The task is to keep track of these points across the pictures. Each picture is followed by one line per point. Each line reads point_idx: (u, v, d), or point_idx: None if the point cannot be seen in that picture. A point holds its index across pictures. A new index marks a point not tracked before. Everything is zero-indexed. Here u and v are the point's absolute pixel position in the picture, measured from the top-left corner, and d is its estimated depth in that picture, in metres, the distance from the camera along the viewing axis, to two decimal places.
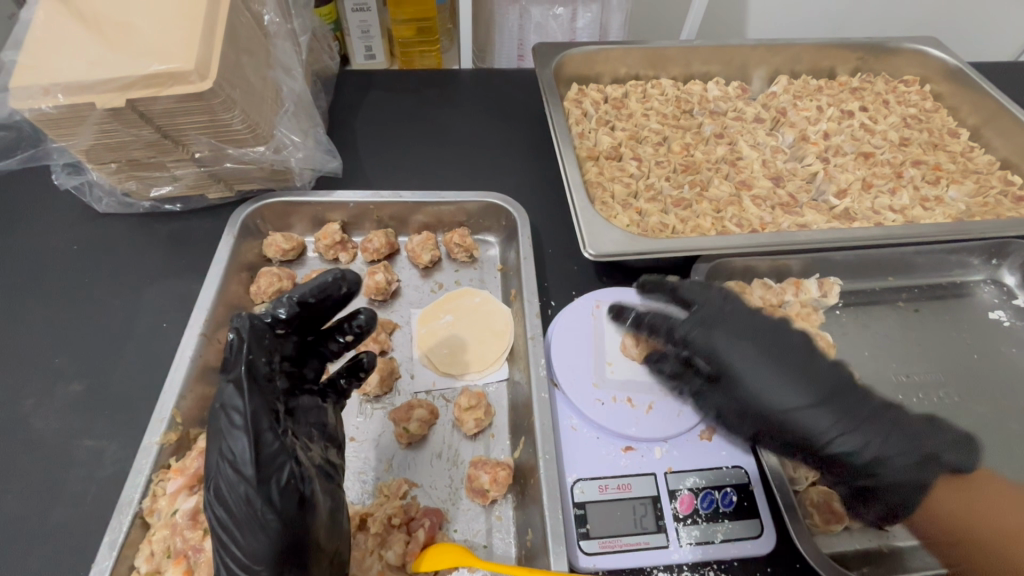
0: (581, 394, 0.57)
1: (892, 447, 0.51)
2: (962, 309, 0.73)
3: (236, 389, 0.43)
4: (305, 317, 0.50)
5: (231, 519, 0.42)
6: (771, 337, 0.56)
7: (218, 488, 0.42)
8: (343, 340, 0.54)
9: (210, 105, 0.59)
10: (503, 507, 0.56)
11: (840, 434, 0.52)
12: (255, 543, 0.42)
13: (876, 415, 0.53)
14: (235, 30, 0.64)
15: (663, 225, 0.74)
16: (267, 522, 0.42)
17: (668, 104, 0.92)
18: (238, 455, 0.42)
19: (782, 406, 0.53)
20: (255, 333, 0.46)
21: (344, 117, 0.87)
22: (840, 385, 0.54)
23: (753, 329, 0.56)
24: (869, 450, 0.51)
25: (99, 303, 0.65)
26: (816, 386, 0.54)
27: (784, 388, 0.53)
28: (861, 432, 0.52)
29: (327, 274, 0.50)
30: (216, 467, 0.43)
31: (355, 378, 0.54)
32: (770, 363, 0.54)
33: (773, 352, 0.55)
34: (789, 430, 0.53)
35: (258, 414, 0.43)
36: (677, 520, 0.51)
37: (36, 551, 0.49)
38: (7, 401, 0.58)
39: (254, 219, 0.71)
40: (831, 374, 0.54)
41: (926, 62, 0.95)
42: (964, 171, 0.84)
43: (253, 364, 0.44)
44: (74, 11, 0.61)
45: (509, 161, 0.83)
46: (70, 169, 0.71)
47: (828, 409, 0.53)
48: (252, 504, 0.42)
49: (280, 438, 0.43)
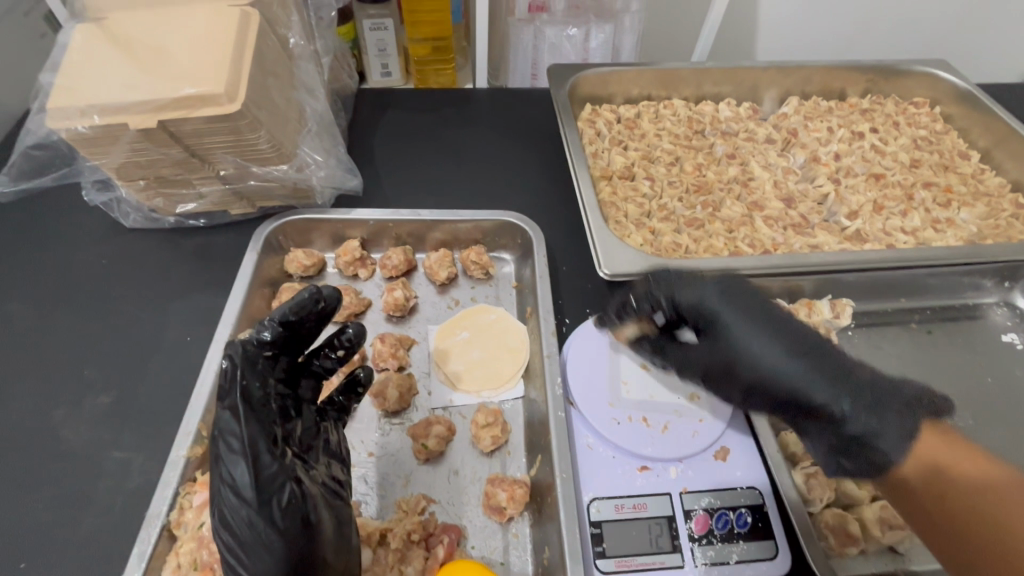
0: (597, 414, 0.58)
1: (887, 411, 0.49)
2: (974, 331, 0.73)
3: (232, 415, 0.45)
4: (293, 337, 0.51)
5: (236, 543, 0.43)
6: (751, 297, 0.56)
7: (222, 514, 0.44)
8: (335, 356, 0.55)
9: (237, 126, 0.61)
10: (520, 524, 0.57)
11: (829, 392, 0.51)
12: (260, 565, 0.43)
13: (861, 376, 0.52)
14: (262, 52, 0.65)
15: (677, 244, 0.75)
16: (271, 543, 0.44)
17: (680, 124, 0.93)
18: (239, 479, 0.44)
19: (764, 363, 0.53)
20: (247, 359, 0.48)
21: (363, 135, 0.89)
22: (812, 341, 0.54)
23: (729, 285, 0.57)
24: (864, 413, 0.49)
25: (126, 317, 0.67)
26: (797, 342, 0.54)
27: (765, 343, 0.54)
28: (848, 390, 0.50)
29: (305, 292, 0.50)
30: (218, 492, 0.44)
31: (353, 394, 0.57)
32: (749, 320, 0.55)
33: (753, 310, 0.55)
34: (771, 387, 0.54)
35: (254, 439, 0.45)
36: (693, 540, 0.52)
37: (67, 560, 0.51)
38: (39, 413, 0.59)
39: (276, 235, 0.73)
40: (808, 337, 0.54)
41: (936, 84, 0.96)
42: (975, 193, 0.85)
43: (246, 390, 0.46)
44: (109, 36, 0.63)
45: (523, 180, 0.85)
46: (99, 185, 0.73)
47: (810, 362, 0.53)
48: (255, 527, 0.43)
49: (278, 460, 0.45)
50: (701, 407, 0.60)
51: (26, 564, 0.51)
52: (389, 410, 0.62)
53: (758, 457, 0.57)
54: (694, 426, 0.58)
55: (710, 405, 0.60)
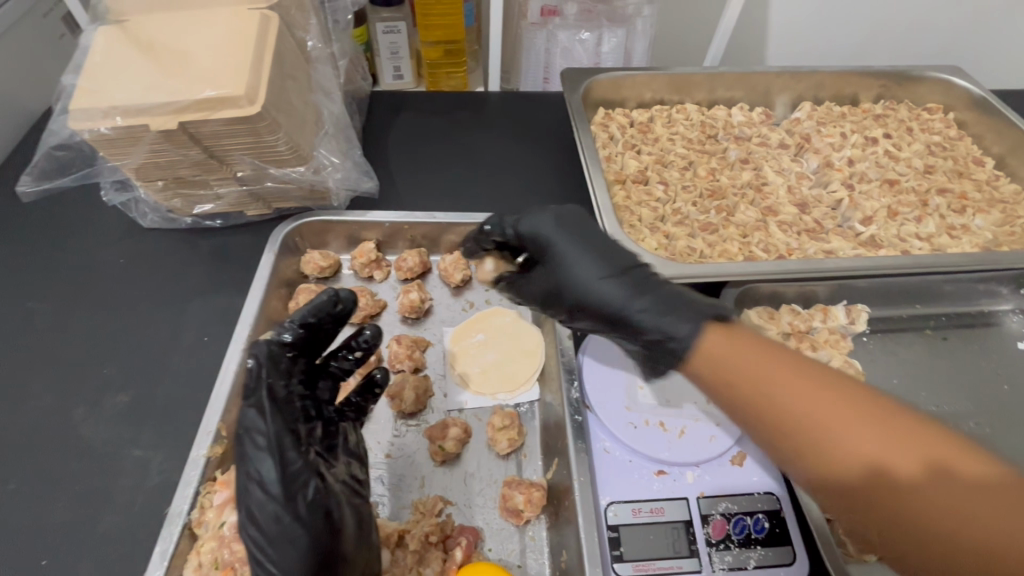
0: (613, 418, 0.58)
1: (689, 312, 0.49)
2: (990, 338, 0.73)
3: (258, 412, 0.47)
4: (313, 338, 0.52)
5: (263, 538, 0.44)
6: (575, 220, 0.56)
7: (249, 510, 0.45)
8: (353, 357, 0.55)
9: (256, 128, 0.61)
10: (536, 527, 0.57)
11: (637, 299, 0.51)
12: (286, 560, 0.44)
13: (663, 284, 0.52)
14: (281, 55, 0.66)
15: (691, 248, 0.75)
16: (297, 539, 0.45)
17: (693, 129, 0.93)
18: (266, 475, 0.45)
19: (584, 280, 0.53)
20: (272, 358, 0.49)
21: (377, 137, 0.89)
22: (634, 264, 0.54)
23: (570, 214, 0.57)
24: (673, 318, 0.49)
25: (144, 317, 0.67)
26: (617, 263, 0.54)
27: (588, 264, 0.53)
28: (654, 295, 0.50)
29: (325, 293, 0.52)
30: (244, 489, 0.45)
31: (369, 395, 0.55)
32: (578, 243, 0.54)
33: (576, 232, 0.55)
34: (595, 306, 0.53)
35: (280, 435, 0.46)
36: (710, 545, 0.52)
37: (88, 557, 0.52)
38: (59, 410, 0.60)
39: (293, 236, 0.73)
40: (626, 253, 0.55)
41: (950, 90, 0.96)
42: (990, 200, 0.85)
43: (272, 388, 0.48)
44: (129, 37, 0.64)
45: (537, 183, 0.85)
46: (118, 186, 0.74)
47: (626, 282, 0.52)
48: (282, 522, 0.45)
49: (302, 456, 0.47)
50: (718, 412, 0.60)
51: (47, 562, 0.51)
52: (406, 411, 0.62)
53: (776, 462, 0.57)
54: (711, 431, 0.58)
55: None
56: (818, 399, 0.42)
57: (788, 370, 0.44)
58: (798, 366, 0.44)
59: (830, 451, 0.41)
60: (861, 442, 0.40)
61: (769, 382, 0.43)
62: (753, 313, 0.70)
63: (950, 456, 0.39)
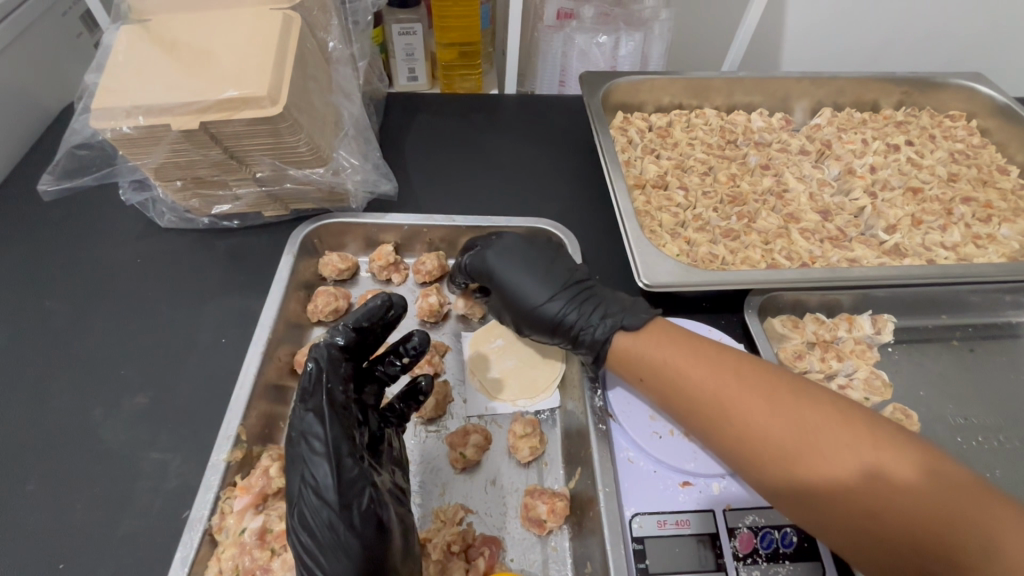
0: (637, 427, 0.58)
1: (607, 320, 0.59)
2: (1018, 350, 0.72)
3: (317, 416, 0.48)
4: (363, 344, 0.55)
5: (314, 544, 0.45)
6: (516, 249, 0.65)
7: (303, 515, 0.46)
8: (400, 362, 0.57)
9: (278, 129, 0.60)
10: (559, 537, 0.57)
11: (568, 312, 0.60)
12: (337, 567, 0.44)
13: (591, 295, 0.61)
14: (303, 56, 0.65)
15: (713, 255, 0.74)
16: (350, 547, 0.45)
17: (712, 134, 0.92)
18: (322, 480, 0.46)
19: (526, 300, 0.62)
20: (331, 361, 0.52)
21: (394, 139, 0.89)
22: (568, 280, 0.63)
23: (509, 242, 0.66)
24: (595, 326, 0.59)
25: (161, 318, 0.67)
26: (550, 281, 0.63)
27: (525, 284, 0.63)
28: (582, 308, 0.60)
29: (377, 300, 0.55)
30: (299, 493, 0.46)
31: (412, 402, 0.56)
32: (516, 267, 0.64)
33: (518, 259, 0.65)
34: (536, 320, 0.63)
35: (337, 441, 0.47)
36: (737, 560, 0.51)
37: (105, 562, 0.51)
38: (77, 411, 0.60)
39: (312, 238, 0.73)
40: (563, 269, 0.64)
41: (973, 98, 0.95)
42: (1016, 209, 0.83)
43: (330, 392, 0.50)
44: (152, 36, 0.63)
45: (555, 187, 0.85)
46: (136, 185, 0.73)
47: (558, 297, 0.61)
48: (334, 528, 0.45)
49: (358, 463, 0.48)
50: None
51: (64, 565, 0.51)
52: (425, 417, 0.62)
53: None
54: None
55: None
56: (728, 385, 0.51)
57: (709, 365, 0.53)
58: (721, 360, 0.53)
59: (746, 436, 0.49)
60: (774, 430, 0.48)
61: (695, 378, 0.52)
62: (777, 321, 0.69)
63: (859, 437, 0.46)
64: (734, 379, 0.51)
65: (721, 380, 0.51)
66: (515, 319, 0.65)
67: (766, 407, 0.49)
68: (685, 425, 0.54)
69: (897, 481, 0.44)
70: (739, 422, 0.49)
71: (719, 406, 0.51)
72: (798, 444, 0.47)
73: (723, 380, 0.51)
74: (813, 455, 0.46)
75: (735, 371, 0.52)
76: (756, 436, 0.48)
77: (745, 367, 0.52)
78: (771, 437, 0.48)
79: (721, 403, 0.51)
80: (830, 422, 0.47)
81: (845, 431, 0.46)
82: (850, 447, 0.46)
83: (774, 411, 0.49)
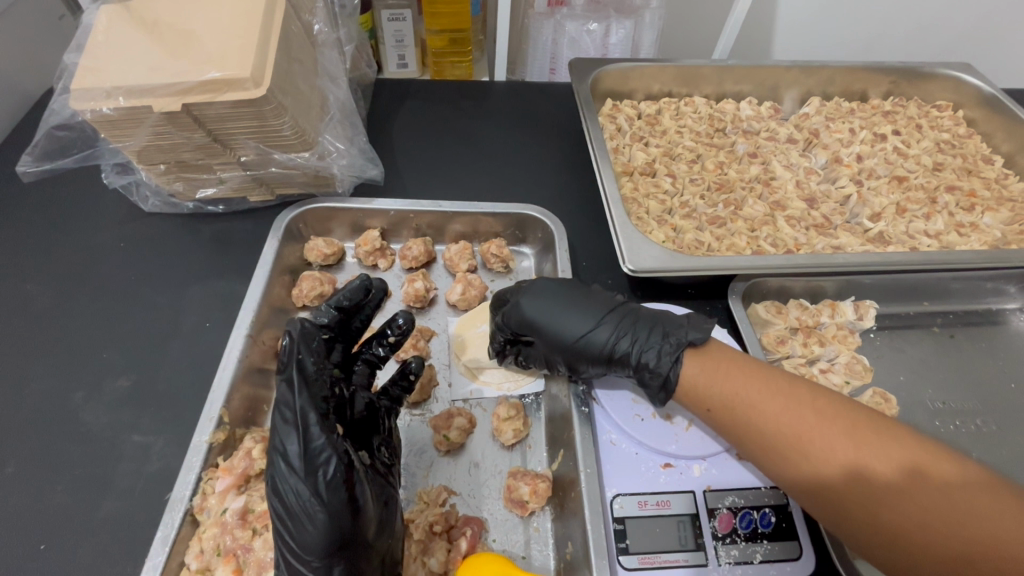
0: (619, 411, 0.59)
1: (669, 339, 0.56)
2: (996, 336, 0.73)
3: (288, 387, 0.48)
4: (344, 324, 0.56)
5: (285, 510, 0.46)
6: (549, 286, 0.61)
7: (273, 481, 0.46)
8: (386, 345, 0.59)
9: (262, 111, 0.59)
10: (541, 519, 0.58)
11: (623, 337, 0.57)
12: (305, 535, 0.45)
13: (642, 315, 0.58)
14: (287, 40, 0.64)
15: (699, 242, 0.75)
16: (314, 516, 0.45)
17: (701, 122, 0.92)
18: (290, 448, 0.46)
19: (574, 329, 0.58)
20: (305, 335, 0.51)
21: (381, 125, 0.88)
22: (612, 306, 0.60)
23: (539, 283, 0.61)
24: (659, 348, 0.55)
25: (144, 302, 0.66)
26: (595, 309, 0.59)
27: (571, 317, 0.59)
28: (638, 331, 0.57)
29: (357, 281, 0.56)
30: (271, 460, 0.47)
31: (402, 383, 0.58)
32: (557, 304, 0.60)
33: (554, 295, 0.60)
34: (590, 352, 0.57)
35: (305, 410, 0.47)
36: (716, 539, 0.52)
37: (86, 543, 0.51)
38: (57, 394, 0.59)
39: (297, 223, 0.72)
40: (603, 296, 0.61)
41: (960, 88, 0.95)
42: (999, 198, 0.84)
43: (302, 363, 0.49)
44: (132, 14, 0.62)
45: (544, 174, 0.84)
46: (119, 169, 0.73)
47: (608, 325, 0.58)
48: (301, 496, 0.45)
49: (327, 434, 0.47)
50: None
51: (45, 546, 0.51)
52: (411, 401, 0.63)
53: None
54: None
55: None
56: (766, 395, 0.51)
57: (773, 386, 0.51)
58: (780, 388, 0.51)
59: (823, 479, 0.46)
60: (854, 455, 0.46)
61: (762, 410, 0.50)
62: (760, 307, 0.70)
63: (926, 459, 0.45)
64: (802, 409, 0.49)
65: (791, 415, 0.49)
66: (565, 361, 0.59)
67: (842, 434, 0.47)
68: (746, 450, 0.51)
69: (974, 500, 0.43)
70: (779, 427, 0.49)
71: (797, 443, 0.48)
72: (840, 449, 0.46)
73: (795, 400, 0.50)
74: (891, 486, 0.44)
75: (799, 401, 0.50)
76: (796, 443, 0.48)
77: (807, 392, 0.51)
78: (811, 444, 0.47)
79: (798, 439, 0.48)
80: (904, 448, 0.46)
81: (876, 439, 0.46)
82: (924, 474, 0.44)
83: (850, 445, 0.46)
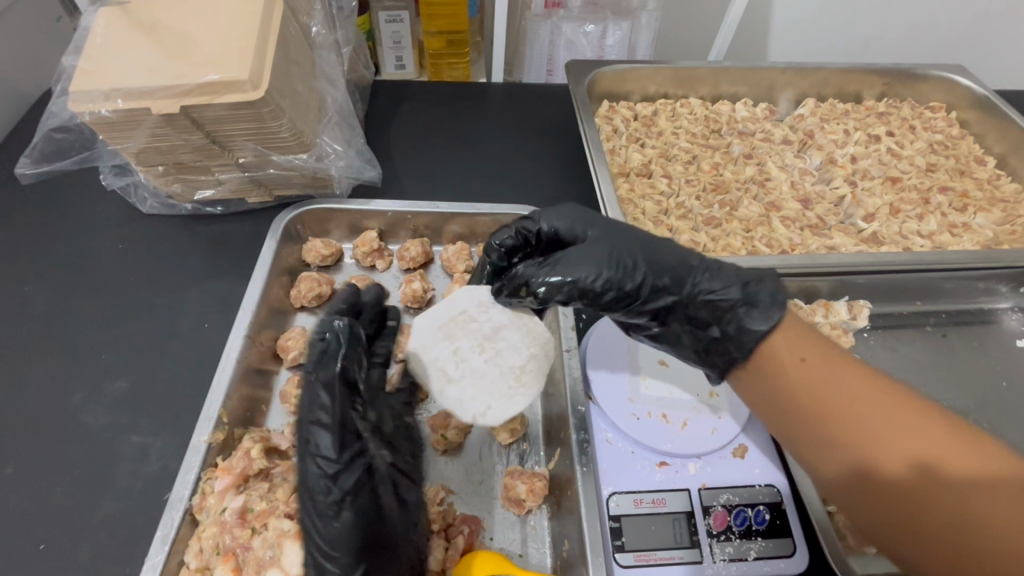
0: (616, 410, 0.59)
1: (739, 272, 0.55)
2: (988, 335, 0.73)
3: (326, 387, 0.46)
4: None
5: (314, 512, 0.44)
6: (583, 210, 0.57)
7: (304, 483, 0.44)
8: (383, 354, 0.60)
9: (260, 113, 0.60)
10: (538, 517, 0.58)
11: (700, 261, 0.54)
12: (335, 538, 0.44)
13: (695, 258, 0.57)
14: (285, 41, 0.65)
15: (694, 242, 0.75)
16: (344, 518, 0.44)
17: (697, 123, 0.93)
18: (323, 450, 0.45)
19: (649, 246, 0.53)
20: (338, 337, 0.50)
21: (379, 127, 0.88)
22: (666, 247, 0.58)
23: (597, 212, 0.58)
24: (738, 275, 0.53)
25: (143, 303, 0.67)
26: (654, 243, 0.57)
27: (642, 237, 0.54)
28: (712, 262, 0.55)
29: (347, 289, 0.58)
30: (302, 461, 0.45)
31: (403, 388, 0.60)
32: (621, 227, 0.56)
33: (592, 218, 0.56)
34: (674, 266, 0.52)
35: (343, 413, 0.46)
36: (711, 536, 0.52)
37: (85, 543, 0.51)
38: (56, 395, 0.59)
39: (294, 224, 0.72)
40: None
41: (952, 89, 0.96)
42: (992, 199, 0.85)
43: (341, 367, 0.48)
44: (130, 16, 0.62)
45: (541, 175, 0.85)
46: (117, 171, 0.74)
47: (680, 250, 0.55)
48: (332, 498, 0.44)
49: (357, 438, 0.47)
50: (722, 404, 0.60)
51: (44, 546, 0.51)
52: None
53: (776, 457, 0.57)
54: (712, 423, 0.59)
55: (729, 404, 0.60)
56: (842, 377, 0.48)
57: (852, 372, 0.48)
58: (858, 375, 0.48)
59: (886, 465, 0.45)
60: (922, 448, 0.44)
61: (832, 392, 0.48)
62: None
63: (1001, 468, 0.42)
64: (861, 391, 0.47)
65: (864, 399, 0.47)
66: (604, 277, 0.50)
67: (916, 426, 0.45)
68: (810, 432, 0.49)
69: None
70: (849, 408, 0.47)
71: (848, 427, 0.46)
72: (908, 439, 0.44)
73: (873, 387, 0.47)
74: (955, 486, 0.42)
75: (878, 389, 0.47)
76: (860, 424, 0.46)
77: (843, 368, 0.49)
78: (878, 430, 0.45)
79: (864, 422, 0.46)
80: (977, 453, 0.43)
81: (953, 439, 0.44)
82: (938, 469, 0.43)
83: (887, 431, 0.45)
